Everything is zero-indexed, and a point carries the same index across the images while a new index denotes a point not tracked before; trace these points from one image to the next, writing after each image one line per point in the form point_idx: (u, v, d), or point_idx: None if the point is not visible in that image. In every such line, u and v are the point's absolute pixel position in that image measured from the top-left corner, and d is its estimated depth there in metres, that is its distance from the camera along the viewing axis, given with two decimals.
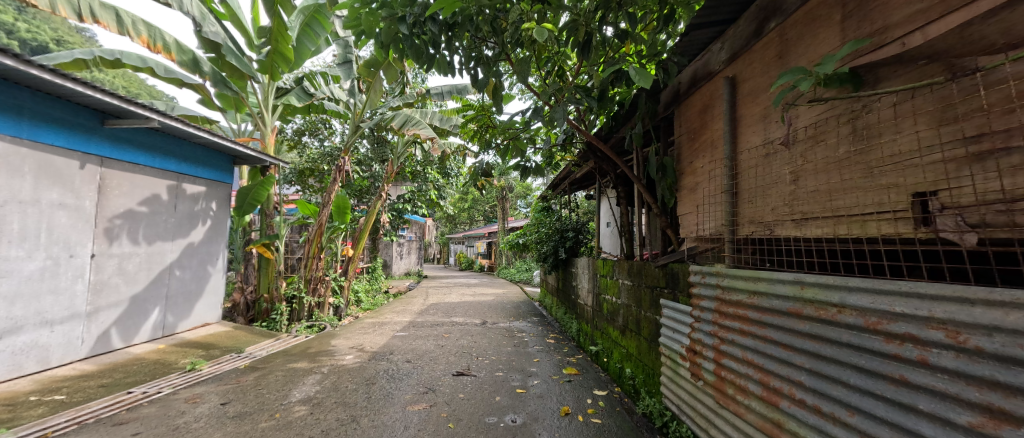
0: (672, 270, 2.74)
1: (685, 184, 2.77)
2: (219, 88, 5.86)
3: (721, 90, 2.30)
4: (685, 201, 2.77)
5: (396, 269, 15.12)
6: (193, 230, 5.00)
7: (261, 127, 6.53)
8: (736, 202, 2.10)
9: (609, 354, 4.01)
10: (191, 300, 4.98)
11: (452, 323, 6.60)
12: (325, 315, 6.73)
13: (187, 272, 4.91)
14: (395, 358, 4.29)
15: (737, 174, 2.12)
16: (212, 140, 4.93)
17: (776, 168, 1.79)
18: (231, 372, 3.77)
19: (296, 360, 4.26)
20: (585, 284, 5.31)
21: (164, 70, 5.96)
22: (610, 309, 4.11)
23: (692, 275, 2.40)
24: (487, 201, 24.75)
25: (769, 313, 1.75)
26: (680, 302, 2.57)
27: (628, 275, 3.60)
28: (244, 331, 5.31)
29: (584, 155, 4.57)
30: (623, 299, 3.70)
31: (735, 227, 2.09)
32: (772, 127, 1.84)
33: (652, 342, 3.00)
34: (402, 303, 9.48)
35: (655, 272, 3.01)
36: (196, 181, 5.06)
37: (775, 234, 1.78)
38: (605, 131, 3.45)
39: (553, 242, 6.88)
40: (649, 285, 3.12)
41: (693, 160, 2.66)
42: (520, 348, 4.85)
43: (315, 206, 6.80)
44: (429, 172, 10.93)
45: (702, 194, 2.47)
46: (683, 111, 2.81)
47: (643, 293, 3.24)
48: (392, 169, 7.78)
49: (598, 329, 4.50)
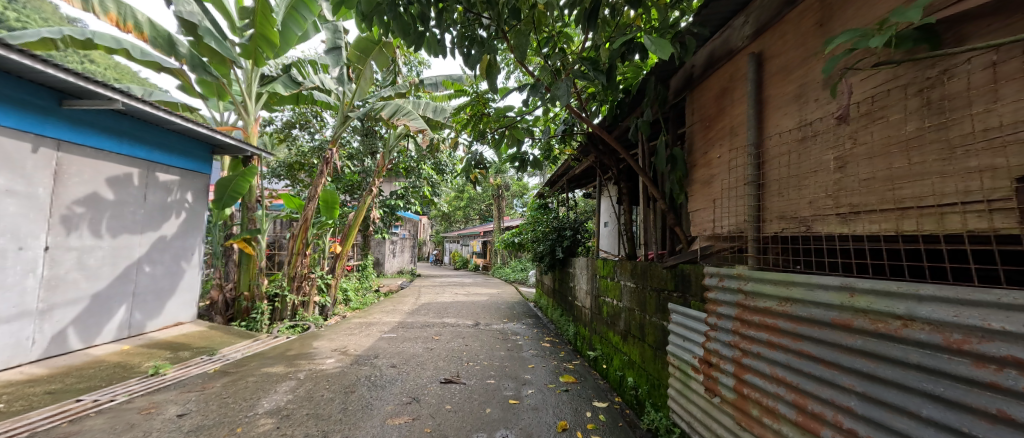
0: (683, 271, 2.47)
1: (698, 177, 2.51)
2: (198, 73, 5.48)
3: (744, 70, 2.03)
4: (697, 196, 2.50)
5: (389, 267, 14.80)
6: (165, 223, 4.67)
7: (243, 117, 6.22)
8: (762, 194, 1.84)
9: (609, 361, 3.74)
10: (163, 298, 4.66)
11: (443, 325, 6.31)
12: (310, 314, 6.40)
13: (158, 268, 4.59)
14: (379, 362, 4.00)
15: (763, 163, 1.86)
16: (186, 127, 4.61)
17: (816, 153, 1.53)
18: (198, 378, 3.46)
19: (272, 364, 3.96)
20: (584, 285, 5.04)
21: (140, 54, 5.73)
22: (610, 312, 3.85)
23: (707, 277, 2.14)
24: (483, 200, 24.53)
25: (806, 323, 1.49)
26: (692, 308, 2.31)
27: (631, 276, 3.34)
28: (220, 331, 4.99)
29: (584, 149, 4.32)
30: (625, 302, 3.44)
31: (762, 223, 1.83)
32: (809, 107, 1.58)
33: (658, 350, 2.75)
34: (394, 302, 9.19)
35: (661, 273, 2.75)
36: (170, 170, 4.74)
37: (813, 231, 1.52)
38: (608, 121, 3.19)
39: (550, 241, 6.61)
40: (654, 288, 2.85)
41: (708, 149, 2.40)
42: (514, 353, 4.58)
43: (300, 200, 6.47)
44: (423, 167, 10.61)
45: (719, 187, 2.21)
46: (697, 97, 2.54)
47: (647, 296, 2.98)
48: (383, 163, 7.46)
49: (598, 334, 4.23)
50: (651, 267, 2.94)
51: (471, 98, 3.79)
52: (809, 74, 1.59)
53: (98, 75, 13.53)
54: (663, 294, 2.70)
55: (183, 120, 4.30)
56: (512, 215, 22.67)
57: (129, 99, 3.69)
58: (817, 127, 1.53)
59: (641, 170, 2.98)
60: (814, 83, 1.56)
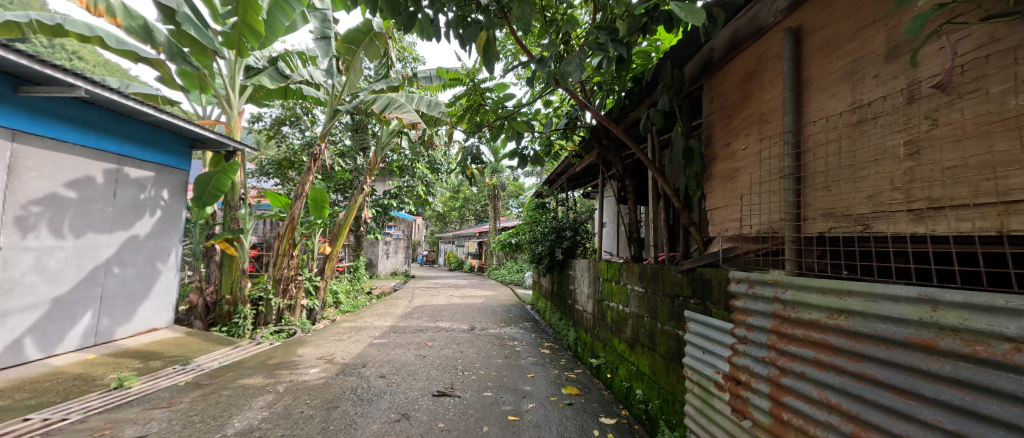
0: (701, 276, 2.23)
1: (718, 172, 2.27)
2: (177, 63, 5.18)
3: (777, 49, 1.80)
4: (717, 192, 2.27)
5: (382, 268, 14.46)
6: (138, 222, 4.36)
7: (226, 110, 5.90)
8: (803, 189, 1.60)
9: (614, 370, 3.50)
10: (135, 302, 4.34)
11: (437, 329, 6.03)
12: (297, 319, 6.09)
13: (129, 270, 4.27)
14: (367, 372, 3.71)
15: (803, 152, 1.62)
16: (161, 119, 4.31)
17: (877, 138, 1.29)
18: (166, 392, 3.16)
19: (250, 374, 3.66)
20: (585, 289, 4.79)
21: (116, 43, 5.40)
22: (615, 318, 3.61)
23: (734, 282, 1.89)
24: (478, 200, 24.26)
25: (868, 340, 1.24)
26: (713, 318, 2.06)
27: (639, 280, 3.10)
28: (198, 337, 4.68)
29: (587, 144, 4.09)
30: (633, 308, 3.20)
31: (802, 222, 1.59)
32: (866, 84, 1.35)
33: (672, 362, 2.50)
34: (386, 304, 8.90)
35: (675, 276, 2.51)
36: (143, 165, 4.43)
37: (873, 229, 1.28)
38: (616, 112, 2.94)
39: (549, 242, 6.36)
40: (667, 293, 2.61)
41: (730, 139, 2.16)
42: (512, 360, 4.32)
43: (287, 198, 6.16)
44: (417, 166, 10.31)
45: (746, 181, 1.97)
46: (717, 83, 2.31)
47: (659, 302, 2.74)
48: (375, 160, 7.16)
49: (601, 341, 3.99)
50: (662, 271, 2.70)
51: (467, 88, 3.53)
52: (865, 46, 1.35)
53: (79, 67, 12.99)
54: (678, 300, 2.47)
55: (156, 111, 4.00)
56: (508, 216, 22.37)
57: (92, 86, 3.38)
58: (879, 107, 1.29)
59: (652, 165, 2.74)
60: (873, 57, 1.33)
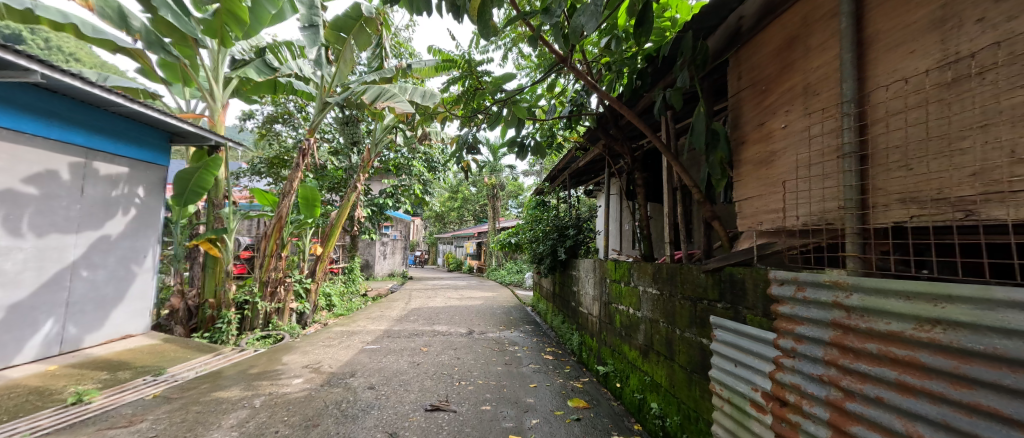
0: (729, 276, 1.94)
1: (749, 157, 1.98)
2: (155, 52, 4.89)
3: (829, 5, 1.51)
4: (747, 180, 1.98)
5: (379, 270, 14.14)
6: (109, 221, 4.06)
7: (208, 103, 5.59)
8: (869, 169, 1.31)
9: (625, 380, 3.22)
10: (106, 307, 4.04)
11: (434, 334, 5.72)
12: (285, 323, 5.80)
13: (99, 273, 3.97)
14: (355, 383, 3.41)
15: (869, 125, 1.33)
16: (134, 110, 4.03)
17: (988, 97, 0.99)
18: (131, 407, 2.85)
19: (227, 386, 3.35)
20: (590, 291, 4.50)
21: (91, 31, 5.11)
22: (625, 322, 3.33)
23: (776, 285, 1.60)
24: (477, 200, 23.94)
25: (982, 361, 0.95)
26: (749, 325, 1.76)
27: (653, 281, 2.81)
28: (177, 344, 4.38)
29: (592, 135, 3.81)
30: (646, 312, 2.92)
31: (868, 209, 1.29)
32: (966, 32, 1.06)
33: (694, 374, 2.21)
34: (381, 307, 8.60)
35: (697, 275, 2.23)
36: (115, 160, 4.14)
37: (980, 215, 0.99)
38: (627, 95, 2.66)
39: (552, 241, 6.06)
40: (688, 296, 2.32)
41: (765, 118, 1.87)
42: (513, 368, 4.02)
43: (274, 196, 5.84)
44: (413, 163, 10.00)
45: (789, 165, 1.67)
46: (746, 56, 2.02)
47: (677, 306, 2.45)
48: (369, 157, 6.87)
49: (609, 347, 3.69)
50: (681, 270, 2.42)
51: (463, 70, 3.22)
52: None
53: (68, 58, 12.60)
54: (700, 303, 2.18)
55: (126, 100, 3.72)
56: (507, 216, 22.01)
57: (50, 70, 3.08)
58: (989, 58, 1.00)
59: (667, 152, 2.46)
60: None
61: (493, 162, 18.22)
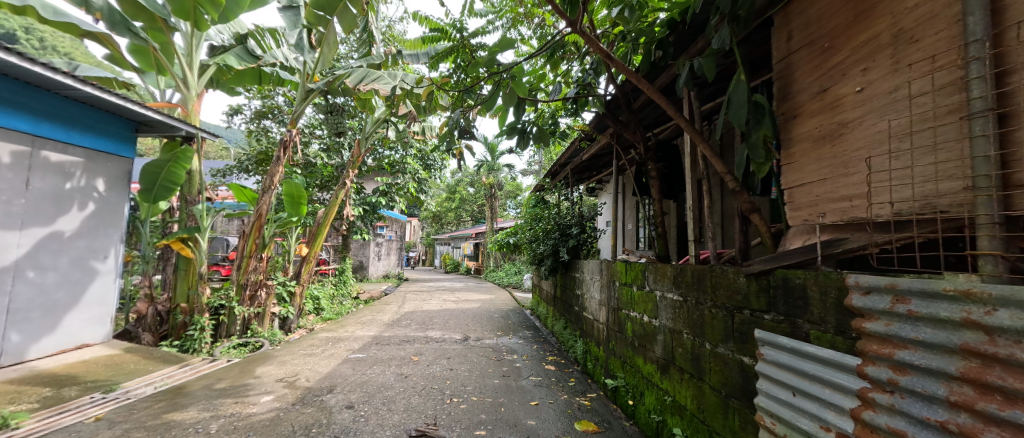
0: (780, 280, 1.56)
1: (804, 133, 1.61)
2: (120, 33, 4.54)
3: None
4: (803, 161, 1.60)
5: (373, 272, 13.68)
6: (61, 217, 3.67)
7: (181, 91, 5.12)
8: (1016, 131, 0.93)
9: (638, 397, 2.84)
10: (56, 313, 3.63)
11: (426, 341, 5.32)
12: (265, 329, 5.38)
13: (48, 276, 3.58)
14: (332, 401, 3.01)
15: (1013, 71, 0.95)
16: (90, 94, 3.65)
17: None
18: (65, 433, 2.45)
19: (185, 405, 2.94)
20: (596, 295, 4.11)
21: (53, 14, 4.70)
22: (638, 331, 2.95)
23: (859, 294, 1.21)
24: (476, 201, 23.46)
25: None
26: (809, 343, 1.40)
27: (674, 286, 2.43)
28: (141, 354, 3.96)
29: (600, 120, 3.45)
30: (665, 321, 2.54)
31: (1016, 189, 0.92)
32: None
33: (730, 400, 1.83)
34: (373, 310, 8.19)
35: (734, 279, 1.84)
36: (70, 150, 3.76)
37: None
38: (645, 68, 2.29)
39: (553, 241, 5.66)
40: (721, 305, 1.94)
41: (828, 82, 1.49)
42: (510, 380, 3.64)
43: (255, 192, 5.42)
44: (407, 161, 9.61)
45: (870, 137, 1.30)
46: (798, 11, 1.65)
47: (706, 315, 2.07)
48: (358, 152, 6.49)
49: (618, 358, 3.31)
50: (711, 273, 2.04)
51: (454, 44, 2.83)
52: None
53: (63, 51, 12.21)
54: (739, 313, 1.80)
55: (76, 82, 3.32)
56: (505, 216, 21.58)
57: None
58: None
59: (694, 132, 2.08)
60: None
61: (490, 161, 17.84)
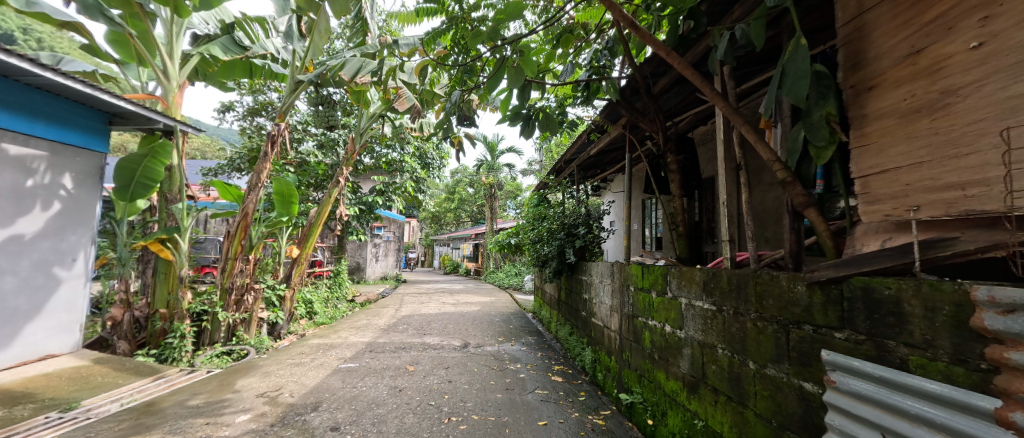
0: (860, 291, 1.25)
1: (886, 107, 1.30)
2: (92, 18, 4.18)
3: None
4: (886, 143, 1.30)
5: (370, 273, 13.36)
6: (21, 217, 3.36)
7: (161, 82, 4.76)
8: None
9: (659, 416, 2.53)
10: (17, 322, 3.32)
11: (423, 348, 5.01)
12: (252, 336, 5.07)
13: (7, 281, 3.26)
14: (316, 421, 2.69)
15: None
16: (55, 82, 3.35)
17: None
18: None
19: (151, 427, 2.63)
20: (606, 300, 3.80)
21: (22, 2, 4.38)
22: (659, 342, 2.64)
23: (993, 313, 0.90)
24: (476, 201, 23.13)
25: None
26: (909, 374, 1.09)
27: (704, 293, 2.12)
28: (111, 365, 3.64)
29: (612, 109, 3.16)
30: (692, 333, 2.23)
31: None
32: None
33: (785, 433, 1.51)
34: (369, 314, 7.88)
35: (788, 287, 1.53)
36: (33, 142, 3.46)
37: None
38: (672, 42, 2.00)
39: (558, 242, 5.36)
40: (770, 318, 1.63)
41: (922, 42, 1.19)
42: (514, 394, 3.33)
43: (241, 190, 5.08)
44: (405, 159, 9.31)
45: (998, 104, 0.99)
46: None
47: (748, 329, 1.76)
48: (353, 149, 6.19)
49: (634, 371, 3.00)
50: (755, 279, 1.73)
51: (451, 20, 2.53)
52: None
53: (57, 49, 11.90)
54: (796, 328, 1.49)
55: (33, 66, 2.98)
56: (504, 217, 21.28)
57: None
58: None
59: (734, 113, 1.78)
60: None
61: (490, 160, 17.59)
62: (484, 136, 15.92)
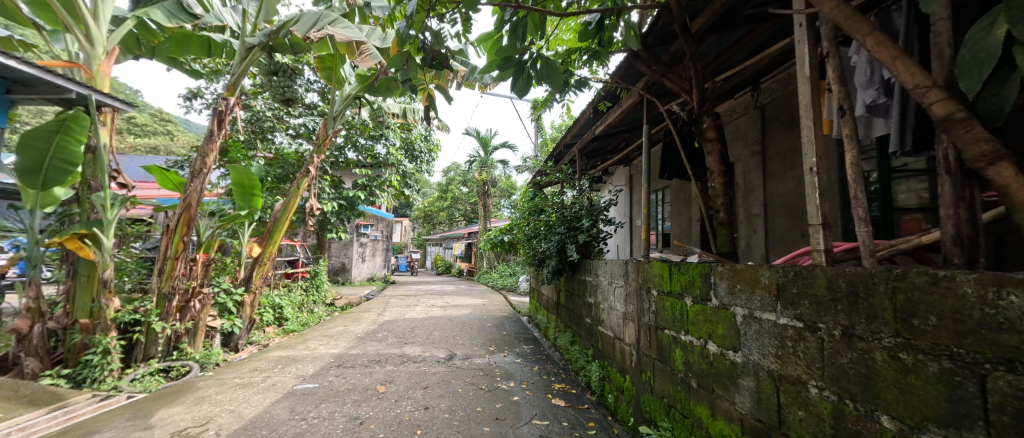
0: None
1: None
2: None
3: None
4: None
5: (355, 274, 12.59)
6: None
7: (84, 48, 3.94)
8: None
9: None
10: None
11: (401, 361, 4.31)
12: (199, 349, 4.32)
13: None
14: None
15: None
16: None
17: None
18: None
19: None
20: (618, 306, 3.13)
21: None
22: (697, 364, 1.98)
23: None
24: (468, 199, 22.33)
25: None
26: None
27: (781, 302, 1.45)
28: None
29: (630, 64, 2.48)
30: (757, 357, 1.57)
31: None
32: None
33: None
34: (348, 319, 7.15)
35: (980, 300, 0.86)
36: None
37: None
38: None
39: (557, 237, 4.66)
40: (932, 349, 0.96)
41: None
42: (507, 426, 2.63)
43: (184, 178, 4.31)
44: (390, 151, 8.58)
45: None
46: None
47: (877, 363, 1.10)
48: (325, 134, 5.40)
49: (659, 397, 2.35)
50: (888, 281, 1.06)
51: None
52: None
53: None
54: (1005, 371, 0.82)
55: None
56: (499, 216, 20.63)
57: None
58: None
59: (854, 16, 1.16)
60: None
61: (483, 157, 16.94)
62: (477, 131, 15.24)
